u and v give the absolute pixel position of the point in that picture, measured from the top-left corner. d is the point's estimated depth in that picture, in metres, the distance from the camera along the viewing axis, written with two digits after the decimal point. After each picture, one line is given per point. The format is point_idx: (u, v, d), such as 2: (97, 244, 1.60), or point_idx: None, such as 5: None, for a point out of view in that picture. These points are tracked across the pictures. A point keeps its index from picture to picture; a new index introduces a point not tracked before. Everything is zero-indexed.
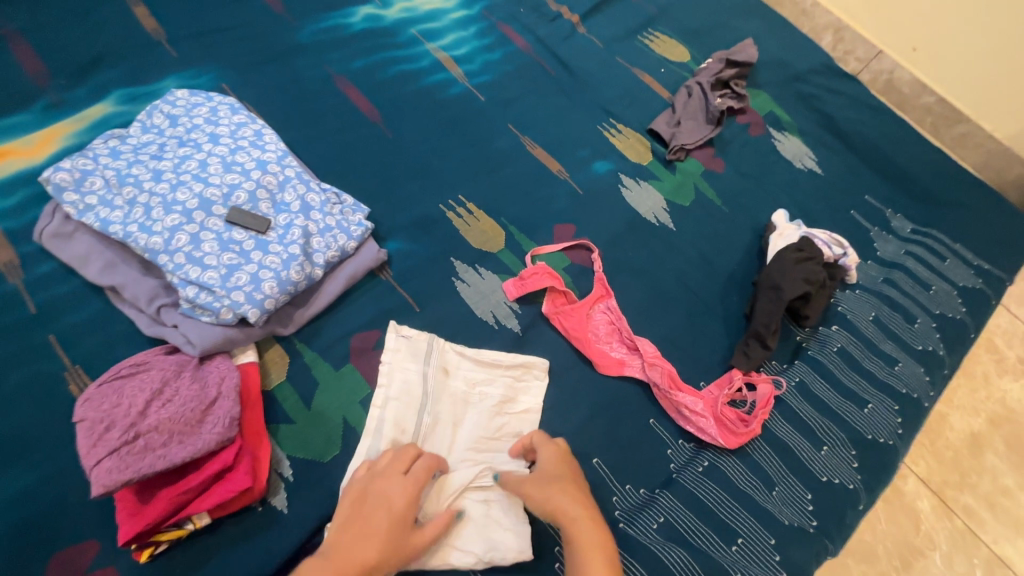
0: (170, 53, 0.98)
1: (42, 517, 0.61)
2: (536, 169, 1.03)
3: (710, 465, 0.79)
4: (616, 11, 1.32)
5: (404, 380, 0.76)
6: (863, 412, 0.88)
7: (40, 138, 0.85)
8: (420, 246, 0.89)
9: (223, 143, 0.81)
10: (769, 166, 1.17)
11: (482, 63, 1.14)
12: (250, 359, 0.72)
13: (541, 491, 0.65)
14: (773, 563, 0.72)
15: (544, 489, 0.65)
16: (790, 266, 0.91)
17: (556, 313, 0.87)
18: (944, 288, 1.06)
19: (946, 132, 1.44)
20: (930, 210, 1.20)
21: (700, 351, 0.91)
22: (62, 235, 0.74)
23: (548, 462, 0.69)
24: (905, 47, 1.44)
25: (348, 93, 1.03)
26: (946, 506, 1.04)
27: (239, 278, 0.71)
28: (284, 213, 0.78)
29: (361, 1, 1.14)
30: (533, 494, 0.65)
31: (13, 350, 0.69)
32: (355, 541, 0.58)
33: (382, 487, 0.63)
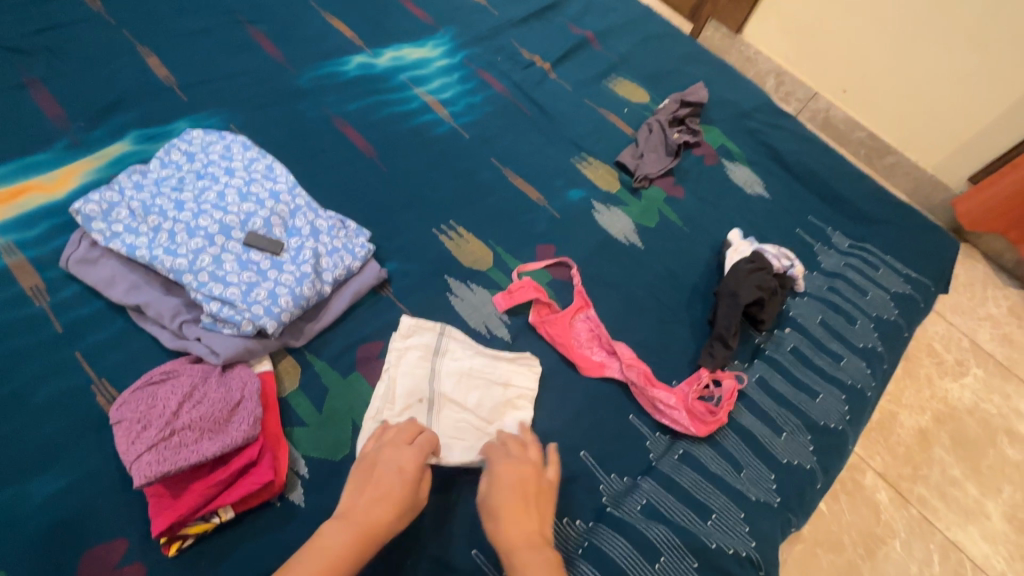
0: (182, 98, 1.08)
1: (73, 519, 0.65)
2: (518, 198, 1.15)
3: (685, 453, 0.88)
4: (583, 59, 1.49)
5: (408, 366, 0.85)
6: (816, 401, 0.99)
7: (62, 174, 0.92)
8: (417, 266, 0.99)
9: (238, 176, 0.90)
10: (723, 192, 1.31)
11: (465, 105, 1.27)
12: (266, 368, 0.78)
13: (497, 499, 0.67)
14: (743, 534, 0.81)
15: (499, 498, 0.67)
16: (744, 276, 1.04)
17: (541, 322, 0.96)
18: (879, 294, 1.21)
19: (879, 162, 1.65)
20: (865, 229, 1.36)
21: (671, 353, 1.02)
22: (87, 261, 0.80)
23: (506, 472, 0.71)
24: (836, 89, 1.65)
25: (346, 132, 1.13)
26: (901, 497, 1.15)
27: (258, 294, 0.78)
28: (296, 236, 0.86)
29: (355, 51, 1.27)
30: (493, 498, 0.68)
31: (42, 365, 0.74)
32: (373, 504, 0.64)
33: (390, 459, 0.69)
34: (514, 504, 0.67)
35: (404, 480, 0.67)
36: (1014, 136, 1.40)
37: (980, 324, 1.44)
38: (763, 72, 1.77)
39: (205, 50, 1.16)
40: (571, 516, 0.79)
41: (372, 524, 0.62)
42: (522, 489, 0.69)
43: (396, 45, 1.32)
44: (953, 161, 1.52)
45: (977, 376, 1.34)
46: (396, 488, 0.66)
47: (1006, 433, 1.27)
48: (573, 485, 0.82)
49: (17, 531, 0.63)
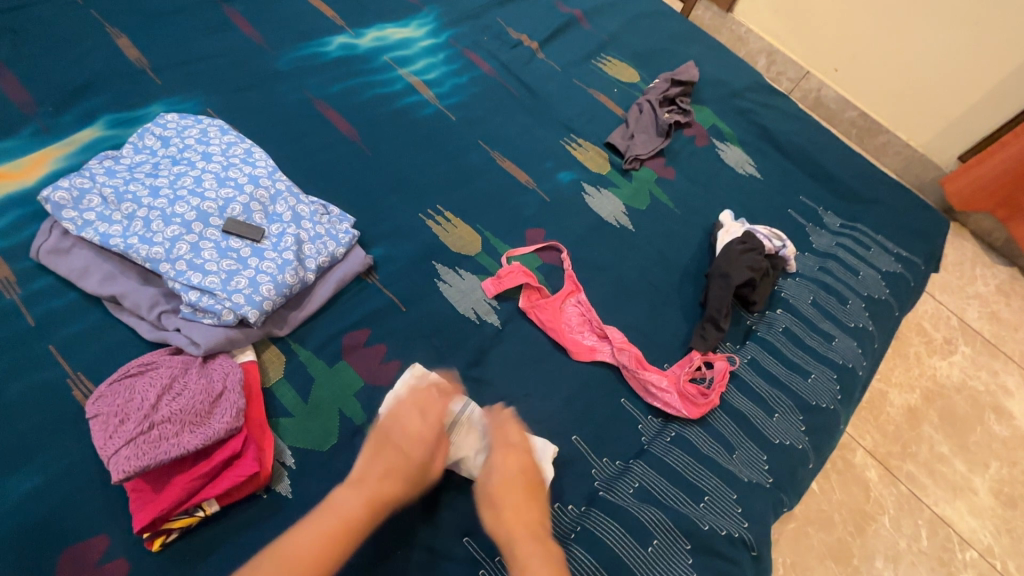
0: (155, 81, 1.04)
1: (52, 515, 0.64)
2: (507, 181, 1.13)
3: (677, 435, 0.88)
4: (571, 38, 1.46)
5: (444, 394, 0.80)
6: (807, 381, 0.99)
7: (30, 161, 0.88)
8: (403, 252, 0.96)
9: (216, 161, 0.87)
10: (715, 173, 1.30)
11: (451, 86, 1.24)
12: (250, 358, 0.76)
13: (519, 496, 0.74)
14: (736, 514, 0.81)
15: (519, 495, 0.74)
16: (735, 257, 1.04)
17: (531, 307, 0.95)
18: (870, 274, 1.20)
19: (870, 141, 1.64)
20: (856, 208, 1.36)
21: (662, 337, 1.01)
22: (59, 251, 0.77)
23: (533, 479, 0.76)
24: (828, 68, 1.63)
25: (328, 115, 1.10)
26: (890, 474, 1.16)
27: (239, 282, 0.76)
28: (277, 222, 0.84)
29: (336, 32, 1.24)
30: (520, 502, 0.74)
31: (15, 359, 0.72)
32: (386, 471, 0.72)
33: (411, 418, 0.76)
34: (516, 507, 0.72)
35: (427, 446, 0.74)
36: (1004, 113, 1.38)
37: (969, 303, 1.44)
38: (754, 51, 1.75)
39: (180, 31, 1.12)
40: (562, 501, 0.80)
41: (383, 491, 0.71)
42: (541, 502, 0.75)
43: (379, 25, 1.29)
44: (942, 140, 1.51)
45: (966, 354, 1.35)
46: (417, 450, 0.73)
47: (993, 410, 1.28)
48: (563, 468, 0.82)
49: None
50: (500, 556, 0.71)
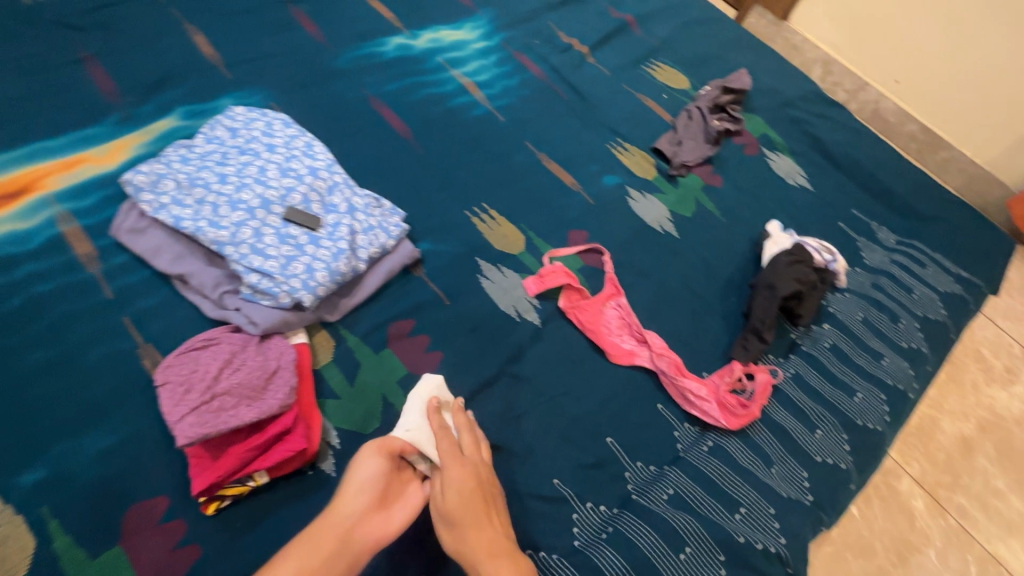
0: (226, 75, 1.10)
1: (119, 475, 0.68)
2: (552, 183, 1.14)
3: (714, 444, 0.87)
4: (622, 43, 1.46)
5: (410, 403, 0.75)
6: (854, 400, 0.96)
7: (113, 147, 0.95)
8: (448, 247, 0.99)
9: (279, 152, 0.91)
10: (764, 182, 1.28)
11: (501, 87, 1.27)
12: (302, 340, 0.80)
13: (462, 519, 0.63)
14: (773, 529, 0.79)
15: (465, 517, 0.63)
16: (783, 268, 1.02)
17: (571, 307, 0.96)
18: (926, 293, 1.15)
19: (930, 158, 1.55)
20: (913, 224, 1.30)
21: (703, 345, 0.99)
22: (136, 231, 0.84)
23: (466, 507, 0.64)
24: (886, 79, 1.58)
25: (382, 113, 1.14)
26: (939, 505, 1.10)
27: (296, 267, 0.80)
28: (332, 213, 0.87)
29: (393, 33, 1.29)
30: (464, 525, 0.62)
31: (95, 328, 0.78)
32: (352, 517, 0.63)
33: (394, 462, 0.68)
34: (476, 512, 0.63)
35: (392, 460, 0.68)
36: None
37: None
38: (809, 60, 1.70)
39: (250, 29, 1.19)
40: (594, 501, 0.80)
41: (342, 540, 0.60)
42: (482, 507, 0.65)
43: (434, 28, 1.33)
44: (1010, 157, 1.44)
45: None
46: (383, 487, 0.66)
47: None
48: (596, 469, 0.82)
49: (70, 482, 0.67)
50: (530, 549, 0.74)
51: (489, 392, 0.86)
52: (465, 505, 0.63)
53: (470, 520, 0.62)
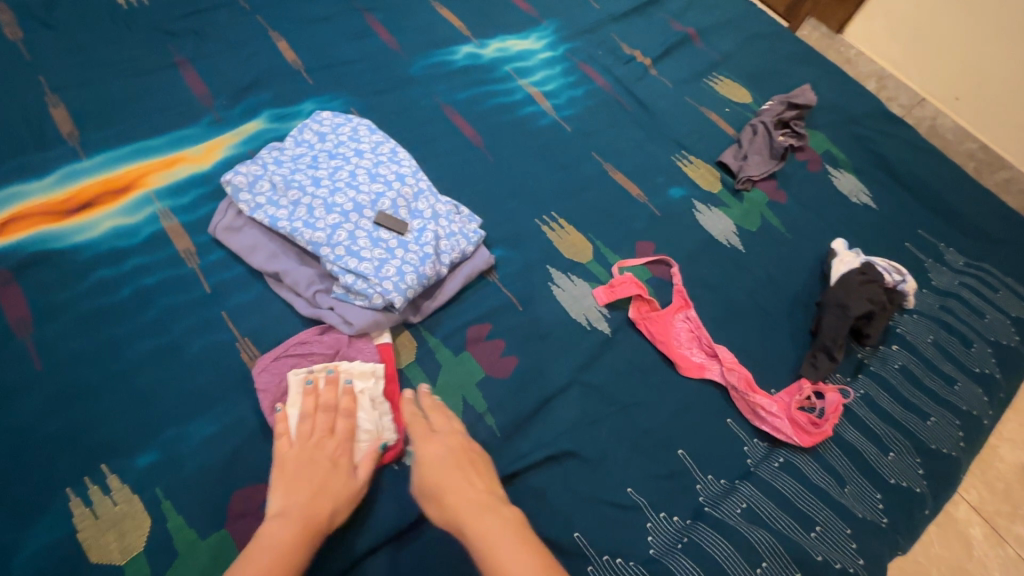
0: (308, 81, 1.15)
1: (223, 462, 0.72)
2: (617, 193, 1.16)
3: (785, 461, 0.87)
4: (684, 56, 1.47)
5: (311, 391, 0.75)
6: (926, 424, 0.95)
7: (207, 147, 1.00)
8: (519, 255, 1.01)
9: (367, 158, 0.94)
10: (827, 199, 1.27)
11: (566, 98, 1.29)
12: (387, 340, 0.83)
13: (436, 475, 0.69)
14: (849, 550, 0.79)
15: (438, 473, 0.70)
16: (855, 287, 1.01)
17: (641, 319, 0.98)
18: (998, 317, 1.14)
19: (990, 177, 1.53)
20: (981, 246, 1.28)
21: (770, 361, 0.99)
22: (232, 229, 0.88)
23: (435, 468, 0.70)
24: (949, 96, 1.55)
25: (454, 120, 1.18)
26: (998, 535, 1.08)
27: (389, 270, 0.82)
28: (418, 218, 0.90)
29: (462, 42, 1.33)
30: (443, 485, 0.68)
31: (196, 321, 0.82)
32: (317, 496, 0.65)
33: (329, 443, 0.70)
34: (451, 477, 0.69)
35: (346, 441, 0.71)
36: None
37: None
38: (864, 74, 1.68)
39: (329, 36, 1.23)
40: (667, 512, 0.81)
41: (318, 517, 0.63)
42: (455, 462, 0.71)
43: (501, 37, 1.36)
44: None
45: None
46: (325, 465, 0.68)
47: None
48: (667, 478, 0.84)
49: (179, 466, 0.71)
50: (607, 555, 0.75)
51: (562, 398, 0.88)
52: (440, 474, 0.70)
53: (448, 490, 0.68)
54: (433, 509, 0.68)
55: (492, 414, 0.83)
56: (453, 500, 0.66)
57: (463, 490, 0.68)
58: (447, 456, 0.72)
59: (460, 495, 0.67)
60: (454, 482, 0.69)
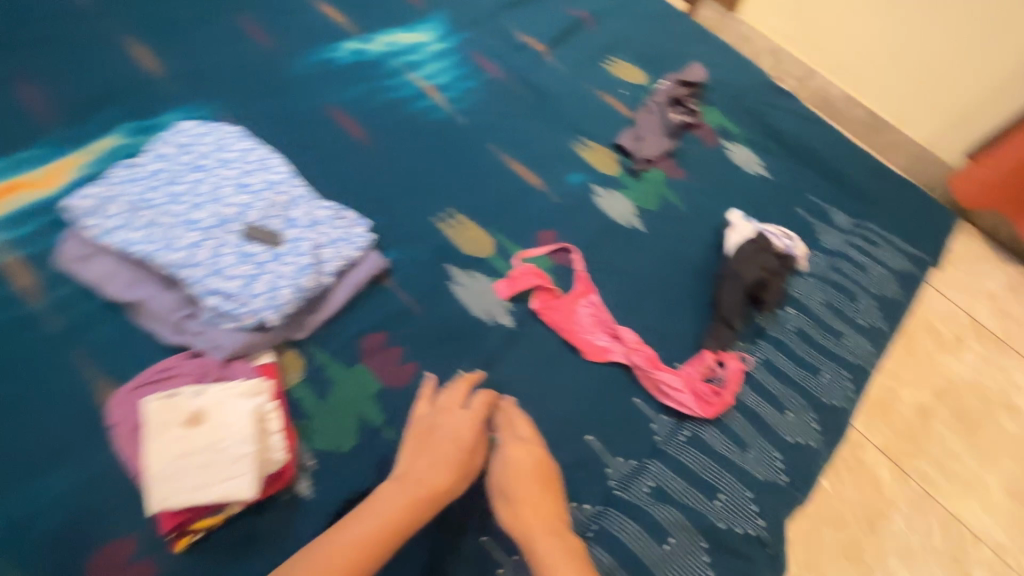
0: (171, 89, 1.05)
1: (83, 521, 0.65)
2: (516, 184, 1.14)
3: (691, 434, 0.88)
4: (578, 40, 1.47)
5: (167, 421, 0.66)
6: (820, 380, 0.99)
7: (51, 171, 0.90)
8: (416, 255, 0.97)
9: (234, 167, 0.87)
10: (723, 173, 1.30)
11: (459, 89, 1.26)
12: (267, 361, 0.77)
13: (524, 486, 0.71)
14: (751, 512, 0.82)
15: (522, 484, 0.72)
16: (747, 257, 1.05)
17: (544, 308, 0.96)
18: (881, 272, 1.21)
19: (876, 139, 1.62)
20: (865, 206, 1.36)
21: (675, 337, 1.01)
22: (83, 259, 0.79)
23: (512, 477, 0.72)
24: (834, 65, 1.63)
25: (339, 120, 1.12)
26: (902, 472, 1.16)
27: (259, 286, 0.77)
28: (295, 227, 0.84)
29: (346, 38, 1.26)
30: (519, 495, 0.71)
31: (41, 367, 0.73)
32: (428, 470, 0.70)
33: (448, 421, 0.75)
34: (536, 495, 0.71)
35: (459, 425, 0.75)
36: (996, 113, 1.42)
37: (979, 300, 1.43)
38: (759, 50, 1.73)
39: (194, 38, 1.13)
40: (576, 500, 0.79)
41: (422, 494, 0.67)
42: (540, 476, 0.73)
43: (388, 30, 1.31)
44: (949, 136, 1.51)
45: (976, 352, 1.35)
46: (449, 446, 0.72)
47: (1004, 407, 1.28)
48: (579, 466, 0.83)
49: (28, 534, 0.63)
50: (516, 554, 0.76)
51: None
52: (527, 485, 0.72)
53: (528, 501, 0.70)
54: (503, 513, 0.70)
55: (391, 426, 0.80)
56: (524, 513, 0.69)
57: (540, 506, 0.70)
58: (537, 466, 0.74)
59: (538, 514, 0.69)
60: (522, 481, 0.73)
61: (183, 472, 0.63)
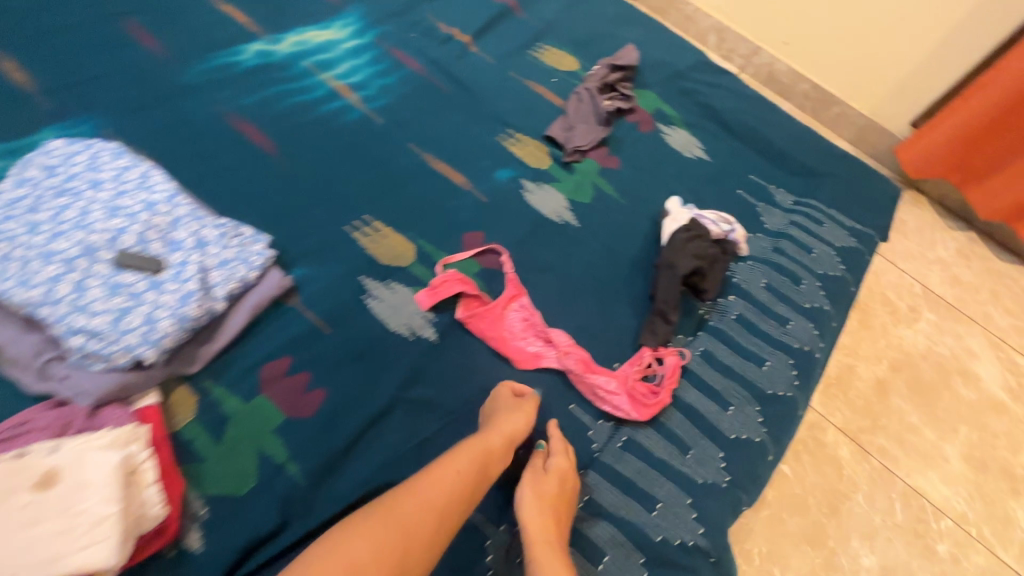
0: (45, 105, 0.95)
1: None
2: (439, 184, 1.07)
3: (628, 440, 0.83)
4: (505, 29, 1.40)
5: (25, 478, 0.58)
6: (763, 369, 0.96)
7: None
8: (327, 269, 0.90)
9: (107, 189, 0.79)
10: (661, 158, 1.26)
11: (377, 87, 1.18)
12: (150, 402, 0.69)
13: (558, 484, 0.73)
14: (690, 521, 0.77)
15: (556, 484, 0.73)
16: (681, 246, 1.00)
17: (470, 317, 0.90)
18: (824, 250, 1.18)
19: (825, 113, 1.60)
20: (807, 182, 1.33)
21: (611, 336, 0.96)
22: None
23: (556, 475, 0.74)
24: (778, 41, 1.59)
25: (242, 129, 1.03)
26: (862, 450, 1.12)
27: (132, 320, 0.69)
28: (178, 250, 0.77)
29: (250, 38, 1.17)
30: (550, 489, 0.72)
31: None
32: (497, 440, 0.73)
33: (513, 406, 0.79)
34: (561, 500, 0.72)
35: (516, 416, 0.77)
36: (939, 82, 1.39)
37: (931, 269, 1.42)
38: (704, 30, 1.70)
39: (75, 49, 1.04)
40: (495, 522, 0.76)
41: (485, 462, 0.70)
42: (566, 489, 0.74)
43: (298, 29, 1.22)
44: (895, 106, 1.48)
45: (930, 321, 1.33)
46: (514, 425, 0.76)
47: (959, 374, 1.26)
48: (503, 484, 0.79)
49: None
50: None
51: (384, 423, 0.79)
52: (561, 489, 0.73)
53: (556, 500, 0.71)
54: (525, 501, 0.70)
55: (295, 461, 0.73)
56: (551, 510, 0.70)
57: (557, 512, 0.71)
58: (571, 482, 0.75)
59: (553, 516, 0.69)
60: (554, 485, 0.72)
61: (40, 540, 0.55)
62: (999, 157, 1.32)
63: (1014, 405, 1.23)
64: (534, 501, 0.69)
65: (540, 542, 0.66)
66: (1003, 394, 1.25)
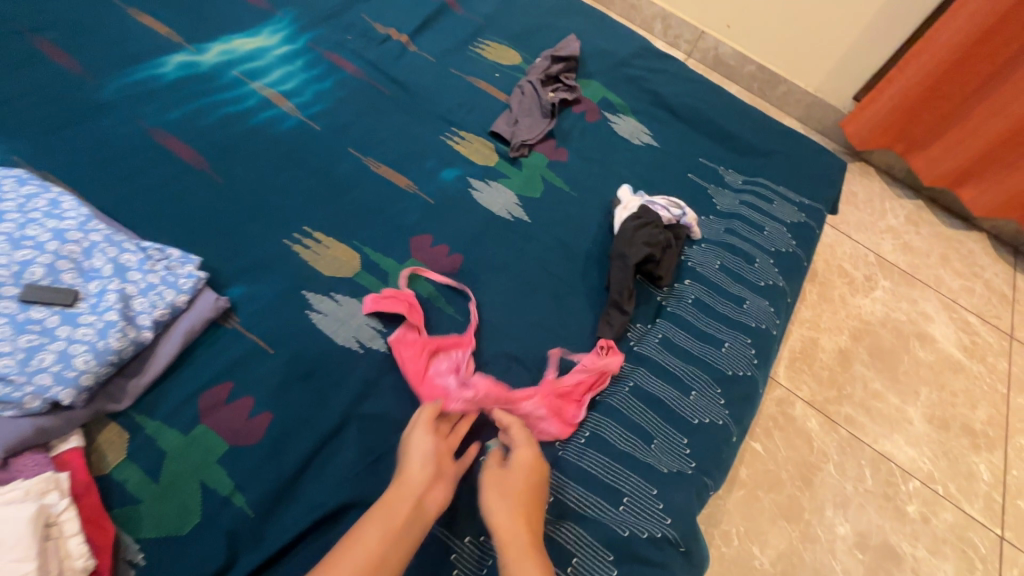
0: None
1: None
2: (383, 188, 1.03)
3: (591, 434, 0.82)
4: (445, 26, 1.37)
5: None
6: (722, 351, 0.95)
7: None
8: (268, 286, 0.86)
9: (9, 219, 0.73)
10: (611, 147, 1.25)
11: (312, 93, 1.14)
12: (73, 445, 0.65)
13: (517, 474, 0.67)
14: (658, 512, 0.76)
15: (517, 473, 0.67)
16: (631, 235, 0.99)
17: (399, 343, 0.84)
18: (776, 227, 1.18)
19: (771, 93, 1.62)
20: (756, 161, 1.34)
21: (570, 330, 0.94)
22: None
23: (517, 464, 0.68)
24: (720, 25, 1.60)
25: (168, 145, 0.98)
26: (830, 421, 1.13)
27: (44, 359, 0.64)
28: (95, 279, 0.71)
29: (172, 50, 1.11)
30: (511, 482, 0.66)
31: None
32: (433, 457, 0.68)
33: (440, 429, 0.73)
34: (527, 487, 0.66)
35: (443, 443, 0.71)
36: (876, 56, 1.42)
37: (883, 237, 1.45)
38: (648, 17, 1.70)
39: None
40: (459, 533, 0.72)
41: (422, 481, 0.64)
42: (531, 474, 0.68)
43: (224, 38, 1.17)
44: (837, 82, 1.51)
45: (886, 288, 1.35)
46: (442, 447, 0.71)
47: (917, 337, 1.29)
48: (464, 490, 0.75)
49: None
50: None
51: (337, 442, 0.75)
52: (524, 475, 0.67)
53: (522, 489, 0.65)
54: (489, 504, 0.63)
55: (242, 492, 0.68)
56: (516, 502, 0.64)
57: (524, 500, 0.65)
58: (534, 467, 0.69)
59: (520, 507, 0.63)
60: (519, 475, 0.67)
61: None
62: (936, 126, 1.36)
63: (970, 362, 1.27)
64: (494, 500, 0.63)
65: (512, 542, 0.60)
66: (959, 352, 1.28)
